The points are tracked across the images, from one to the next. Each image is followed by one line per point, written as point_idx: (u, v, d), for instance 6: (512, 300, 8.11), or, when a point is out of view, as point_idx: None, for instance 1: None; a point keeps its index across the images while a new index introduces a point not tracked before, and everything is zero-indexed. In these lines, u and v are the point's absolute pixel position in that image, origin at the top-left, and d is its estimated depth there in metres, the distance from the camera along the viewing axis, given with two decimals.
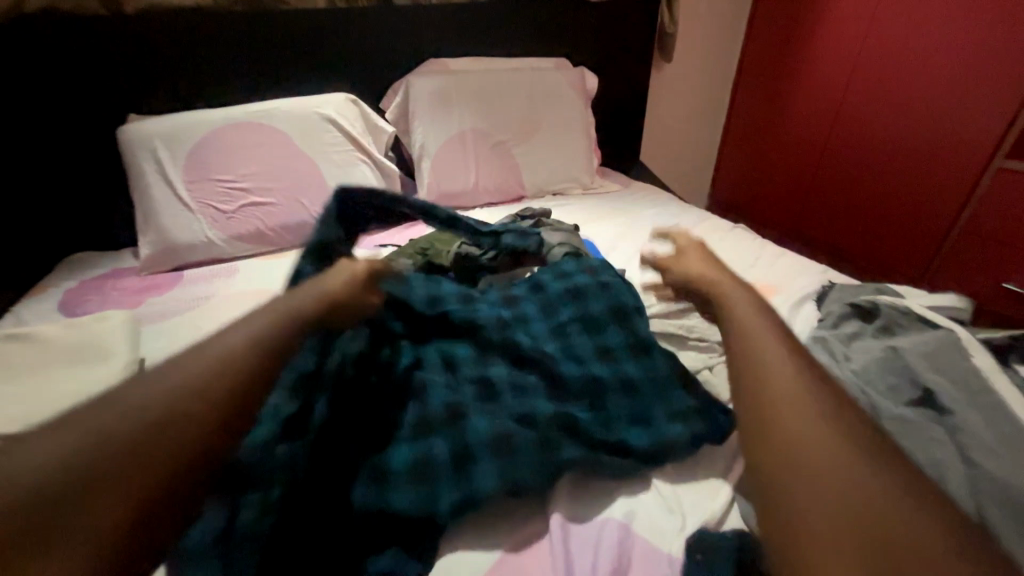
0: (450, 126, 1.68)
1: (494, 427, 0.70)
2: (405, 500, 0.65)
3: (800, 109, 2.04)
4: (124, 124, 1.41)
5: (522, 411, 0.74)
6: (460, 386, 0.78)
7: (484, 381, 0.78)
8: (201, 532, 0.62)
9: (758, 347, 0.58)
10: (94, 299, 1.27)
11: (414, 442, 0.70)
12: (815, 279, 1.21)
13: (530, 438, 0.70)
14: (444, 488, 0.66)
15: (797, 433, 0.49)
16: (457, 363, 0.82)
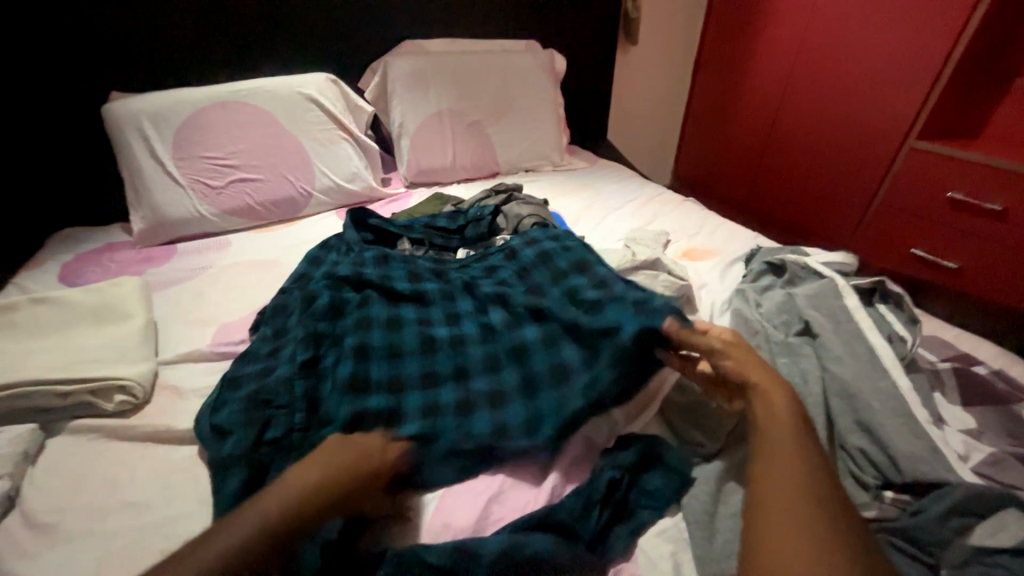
0: (428, 106, 1.78)
1: (491, 383, 0.86)
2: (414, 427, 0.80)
3: (748, 96, 2.24)
4: (110, 101, 1.46)
5: (516, 366, 0.88)
6: (462, 344, 0.93)
7: (482, 330, 0.95)
8: (233, 445, 0.77)
9: (770, 406, 0.70)
10: (93, 271, 1.34)
11: (424, 392, 0.85)
12: (746, 244, 1.42)
13: (517, 385, 0.85)
14: (446, 422, 0.81)
15: (787, 467, 0.62)
16: (457, 325, 0.98)
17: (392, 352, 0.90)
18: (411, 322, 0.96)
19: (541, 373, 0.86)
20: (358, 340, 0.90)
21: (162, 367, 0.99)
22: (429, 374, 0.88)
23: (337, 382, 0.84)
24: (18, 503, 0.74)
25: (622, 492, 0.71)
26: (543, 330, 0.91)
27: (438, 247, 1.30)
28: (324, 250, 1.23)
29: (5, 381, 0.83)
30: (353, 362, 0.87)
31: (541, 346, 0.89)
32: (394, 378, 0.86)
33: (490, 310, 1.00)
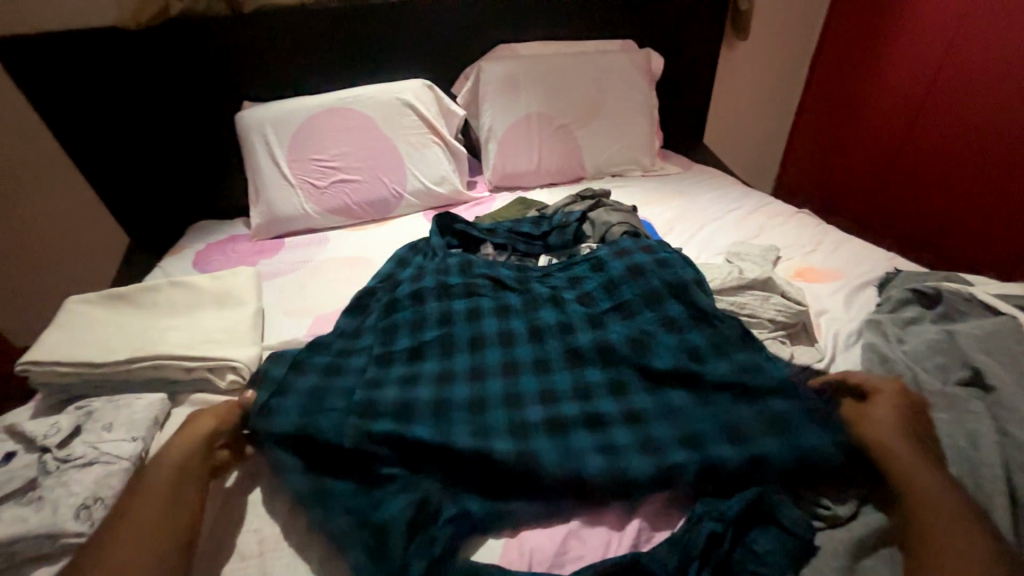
0: (517, 109, 1.77)
1: (585, 408, 0.81)
2: (466, 444, 0.74)
3: (877, 97, 1.93)
4: (242, 110, 1.65)
5: (609, 399, 0.82)
6: (547, 369, 0.90)
7: (571, 352, 0.91)
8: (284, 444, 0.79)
9: (918, 471, 0.63)
10: (218, 259, 1.52)
11: (509, 413, 0.82)
12: (878, 266, 1.20)
13: (618, 416, 0.79)
14: (500, 441, 0.76)
15: (957, 547, 0.56)
16: (540, 344, 0.95)
17: (474, 375, 0.90)
18: (494, 343, 0.96)
19: (645, 411, 0.79)
20: (440, 366, 0.92)
21: (266, 352, 1.08)
22: (506, 390, 0.86)
23: (421, 408, 0.83)
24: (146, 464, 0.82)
25: (726, 550, 0.61)
26: (641, 366, 0.86)
27: (521, 253, 1.28)
28: (412, 251, 1.26)
29: (144, 353, 0.94)
30: (435, 386, 0.88)
31: (641, 387, 0.84)
32: (478, 399, 0.85)
33: (577, 328, 0.95)
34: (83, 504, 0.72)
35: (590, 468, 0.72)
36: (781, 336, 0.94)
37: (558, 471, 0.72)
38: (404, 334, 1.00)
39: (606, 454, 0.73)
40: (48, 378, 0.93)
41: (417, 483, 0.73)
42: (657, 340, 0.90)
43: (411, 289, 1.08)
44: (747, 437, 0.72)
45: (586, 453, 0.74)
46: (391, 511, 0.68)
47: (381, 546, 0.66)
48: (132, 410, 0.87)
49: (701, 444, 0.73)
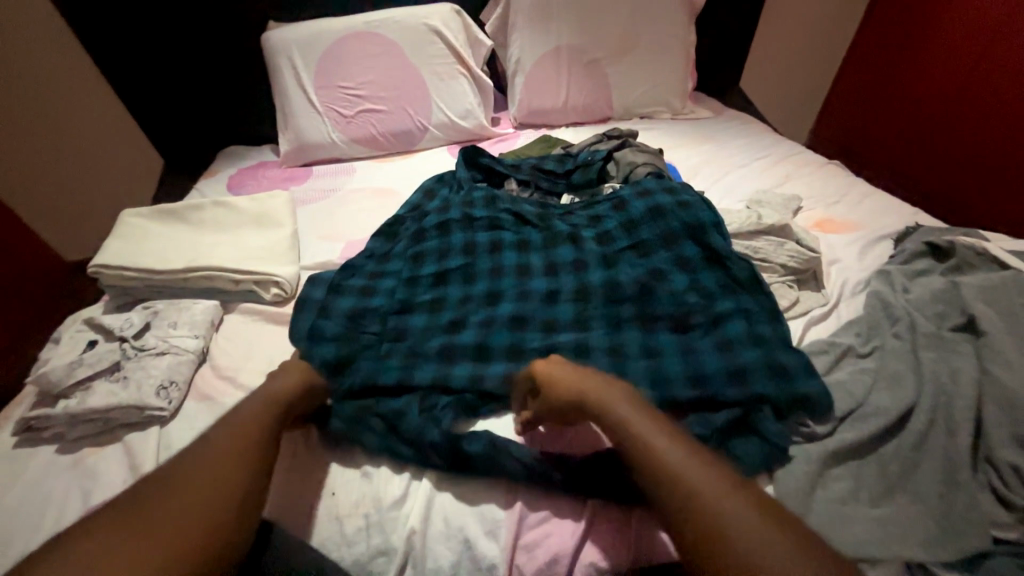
0: (547, 41, 1.70)
1: (578, 337, 0.88)
2: (469, 367, 0.84)
3: (935, 46, 1.77)
4: (268, 31, 1.62)
5: (605, 332, 0.88)
6: (555, 301, 0.96)
7: (581, 287, 0.96)
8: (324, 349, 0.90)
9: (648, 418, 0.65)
10: (251, 183, 1.58)
11: (511, 334, 0.90)
12: (900, 221, 1.21)
13: (606, 347, 0.85)
14: (499, 365, 0.85)
15: (703, 476, 0.58)
16: (554, 278, 1.00)
17: (491, 299, 0.97)
18: (510, 273, 1.02)
19: (633, 346, 0.85)
20: (460, 291, 1.00)
21: (303, 271, 1.16)
22: (515, 313, 0.93)
23: (441, 327, 0.93)
24: (208, 358, 0.94)
25: (708, 451, 0.70)
26: (642, 307, 0.91)
27: (544, 191, 1.30)
28: (438, 183, 1.31)
29: (198, 264, 1.04)
30: (456, 311, 0.96)
31: (639, 323, 0.89)
32: (489, 320, 0.92)
33: (590, 266, 1.00)
34: (161, 384, 0.84)
35: None
36: (790, 280, 0.99)
37: None
38: (429, 261, 1.07)
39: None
40: (115, 281, 1.04)
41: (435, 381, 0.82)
42: (669, 279, 0.96)
43: (438, 218, 1.14)
44: (738, 373, 0.78)
45: None
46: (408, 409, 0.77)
47: (396, 424, 0.77)
48: (191, 312, 0.98)
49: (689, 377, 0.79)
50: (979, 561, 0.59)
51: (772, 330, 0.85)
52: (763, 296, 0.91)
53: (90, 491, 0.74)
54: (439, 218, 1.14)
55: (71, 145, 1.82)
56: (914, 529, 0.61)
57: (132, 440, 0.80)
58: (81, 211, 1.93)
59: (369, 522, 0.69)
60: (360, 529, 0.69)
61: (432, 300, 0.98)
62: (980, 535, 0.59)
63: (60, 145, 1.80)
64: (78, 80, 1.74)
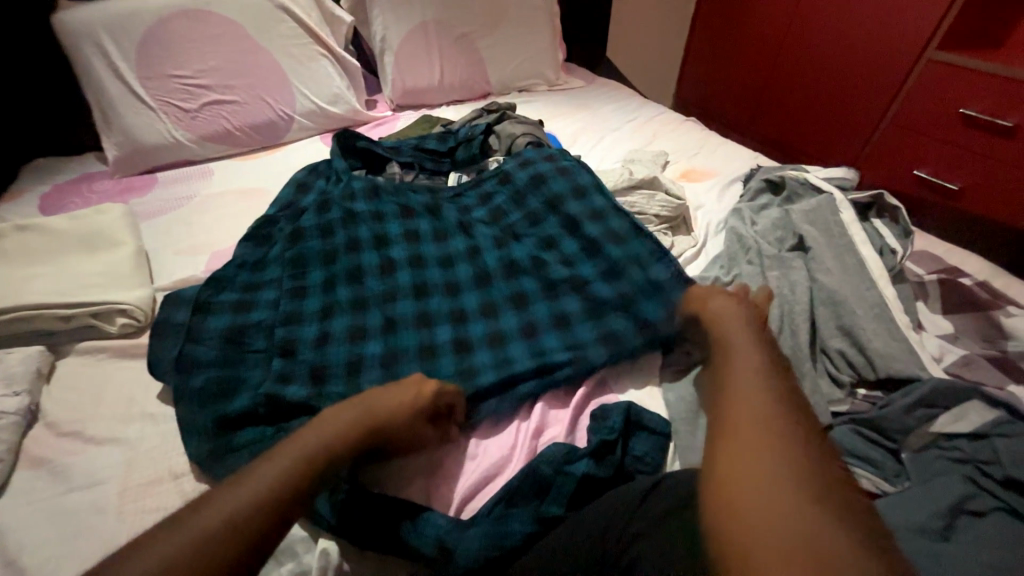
0: (411, 16, 1.62)
1: (487, 324, 0.87)
2: (373, 374, 0.79)
3: (757, 14, 2.02)
4: (61, 12, 1.33)
5: (511, 311, 0.89)
6: (456, 290, 0.93)
7: (480, 271, 0.95)
8: (197, 382, 0.78)
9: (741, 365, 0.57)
10: (74, 201, 1.30)
11: (418, 331, 0.86)
12: (746, 165, 1.38)
13: (512, 325, 0.86)
14: (407, 367, 0.81)
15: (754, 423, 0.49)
16: (450, 267, 0.97)
17: (386, 297, 0.91)
18: (404, 266, 0.97)
19: (535, 315, 0.87)
20: (352, 292, 0.92)
21: (159, 293, 0.99)
22: (417, 310, 0.89)
23: (337, 333, 0.85)
24: (40, 416, 0.77)
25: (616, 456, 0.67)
26: (541, 278, 0.93)
27: (429, 172, 1.26)
28: (312, 175, 1.19)
29: (4, 305, 0.83)
30: (349, 315, 0.88)
31: (540, 295, 0.91)
32: (389, 320, 0.87)
33: (485, 250, 0.99)
34: None
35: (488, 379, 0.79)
36: (665, 228, 1.08)
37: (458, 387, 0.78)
38: (313, 266, 0.97)
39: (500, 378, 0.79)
40: None
41: (332, 395, 0.76)
42: (561, 244, 0.98)
43: (316, 224, 1.03)
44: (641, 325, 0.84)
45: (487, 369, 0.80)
46: None
47: None
48: (5, 365, 0.79)
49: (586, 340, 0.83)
50: None
51: (666, 272, 0.91)
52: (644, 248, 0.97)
53: None
54: (317, 222, 1.04)
55: None
56: None
57: None
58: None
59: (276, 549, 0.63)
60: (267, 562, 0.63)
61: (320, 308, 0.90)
62: (822, 414, 0.71)
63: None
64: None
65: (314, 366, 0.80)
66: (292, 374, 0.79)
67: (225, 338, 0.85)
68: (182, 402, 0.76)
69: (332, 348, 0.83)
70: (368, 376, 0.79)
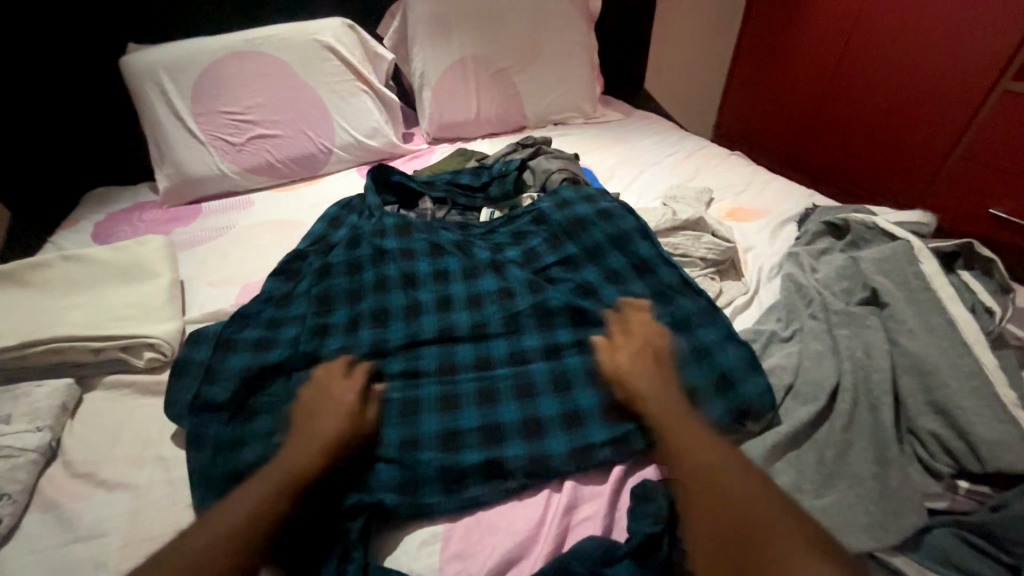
0: (450, 52, 1.65)
1: (517, 376, 0.81)
2: (391, 429, 0.74)
3: (807, 45, 1.94)
4: (127, 54, 1.42)
5: (543, 363, 0.82)
6: (486, 336, 0.88)
7: (510, 317, 0.89)
8: (213, 429, 0.75)
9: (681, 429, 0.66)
10: (124, 229, 1.35)
11: (441, 381, 0.81)
12: (801, 203, 1.28)
13: (544, 382, 0.79)
14: (428, 420, 0.75)
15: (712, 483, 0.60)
16: (479, 310, 0.92)
17: (411, 343, 0.86)
18: (431, 309, 0.92)
19: (571, 373, 0.80)
20: (374, 335, 0.88)
21: (189, 327, 0.99)
22: (442, 358, 0.84)
23: (357, 379, 0.81)
24: (59, 454, 0.76)
25: (665, 554, 0.59)
26: (576, 329, 0.86)
27: (462, 208, 1.24)
28: (345, 210, 1.18)
29: (41, 336, 0.84)
30: (371, 360, 0.84)
31: (575, 347, 0.84)
32: (411, 367, 0.82)
33: (516, 294, 0.93)
34: None
35: (514, 444, 0.72)
36: (711, 273, 0.99)
37: (481, 452, 0.71)
38: (338, 307, 0.94)
39: (528, 438, 0.73)
40: None
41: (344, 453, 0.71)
42: (600, 292, 0.92)
43: (344, 261, 1.01)
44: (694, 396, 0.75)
45: (513, 430, 0.73)
46: None
47: None
48: (33, 399, 0.79)
49: (622, 409, 0.74)
50: (919, 538, 0.59)
51: (713, 333, 0.83)
52: (690, 302, 0.89)
53: None
54: (346, 260, 1.01)
55: None
56: (857, 514, 0.60)
57: None
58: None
59: None
60: None
61: (340, 350, 0.85)
62: (915, 511, 0.60)
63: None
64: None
65: None
66: None
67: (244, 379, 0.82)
68: (195, 449, 0.73)
69: None
70: (386, 428, 0.74)
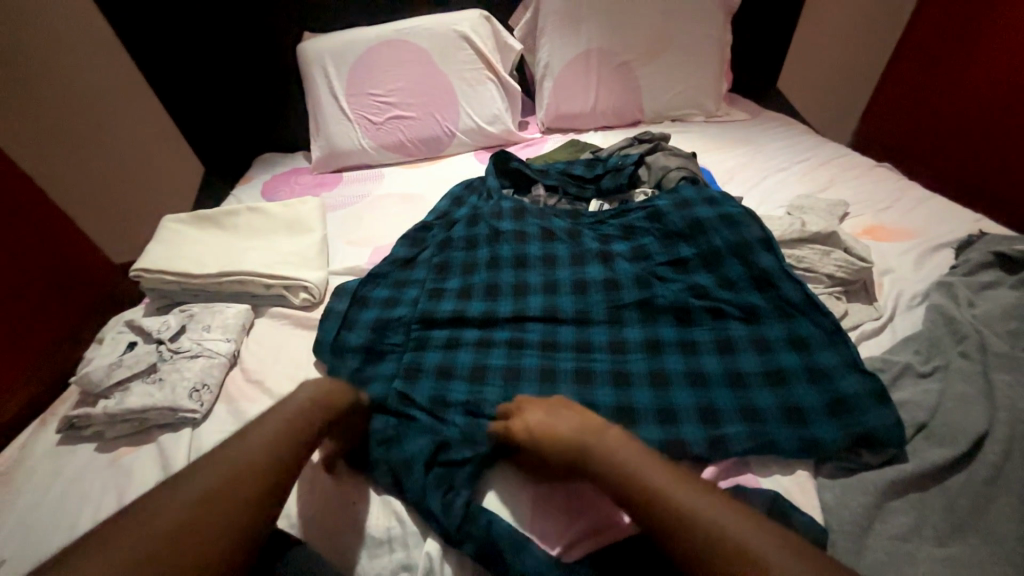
0: (576, 44, 1.68)
1: (615, 363, 0.84)
2: (496, 391, 0.82)
3: (990, 42, 1.62)
4: (303, 41, 1.67)
5: (643, 356, 0.85)
6: (587, 322, 0.92)
7: (614, 307, 0.92)
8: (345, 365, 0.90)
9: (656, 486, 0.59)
10: (284, 190, 1.61)
11: (542, 356, 0.87)
12: (962, 228, 1.11)
13: (644, 375, 0.81)
14: (528, 388, 0.82)
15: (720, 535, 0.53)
16: (583, 296, 0.96)
17: (517, 317, 0.93)
18: (537, 290, 0.99)
19: (673, 371, 0.81)
20: (484, 306, 0.96)
21: (332, 277, 1.17)
22: (545, 336, 0.90)
23: (467, 340, 0.91)
24: (238, 362, 0.96)
25: None
26: (680, 331, 0.87)
27: (572, 197, 1.28)
28: (467, 191, 1.29)
29: (232, 268, 1.06)
30: (480, 328, 0.93)
31: (677, 348, 0.85)
32: (516, 339, 0.90)
33: (622, 287, 0.95)
34: (194, 387, 0.86)
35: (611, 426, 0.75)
36: (838, 292, 0.92)
37: None
38: (456, 276, 1.04)
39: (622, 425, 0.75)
40: (155, 284, 1.08)
41: (451, 399, 0.81)
42: (713, 297, 0.90)
43: (463, 237, 1.12)
44: (806, 417, 0.72)
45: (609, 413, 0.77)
46: (411, 448, 0.74)
47: (399, 442, 0.75)
48: (225, 316, 1.00)
49: (719, 415, 0.74)
50: None
51: (836, 359, 0.78)
52: (813, 322, 0.84)
53: (126, 485, 0.77)
54: (465, 236, 1.12)
55: (109, 152, 1.87)
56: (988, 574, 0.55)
57: (165, 442, 0.82)
58: (80, 204, 1.92)
59: (392, 536, 0.68)
60: (381, 542, 0.68)
61: (453, 314, 0.95)
62: None
63: (70, 133, 1.79)
64: (111, 73, 1.75)
65: (442, 369, 0.86)
66: (421, 375, 0.86)
67: (374, 327, 0.96)
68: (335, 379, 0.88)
69: (462, 355, 0.88)
70: (490, 388, 0.83)
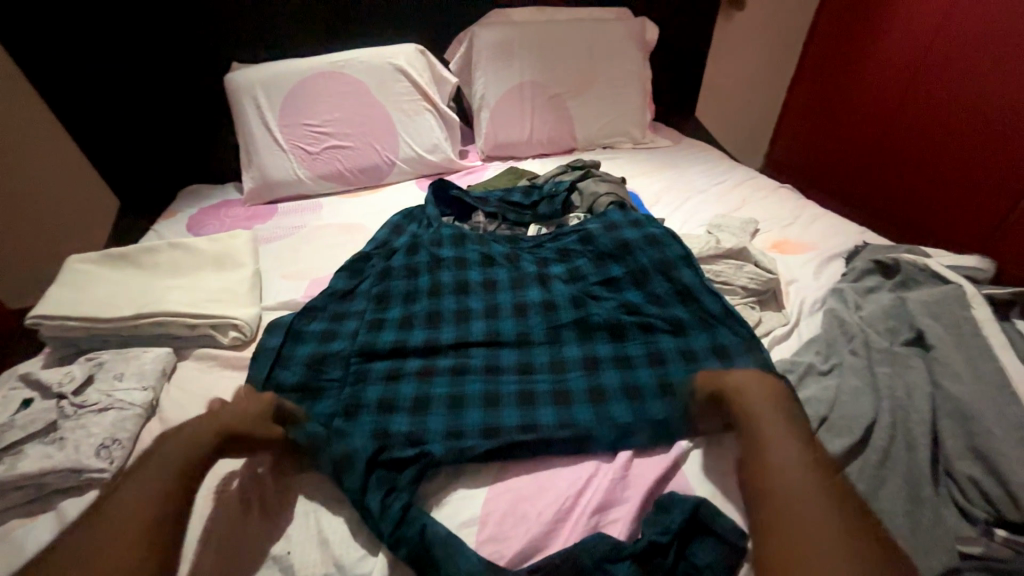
0: (510, 78, 1.76)
1: (556, 382, 0.87)
2: (440, 420, 0.81)
3: (867, 83, 1.93)
4: (231, 72, 1.62)
5: (581, 374, 0.88)
6: (528, 343, 0.94)
7: (554, 327, 0.96)
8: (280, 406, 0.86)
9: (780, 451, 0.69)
10: (212, 223, 1.53)
11: (485, 381, 0.88)
12: (850, 239, 1.27)
13: (584, 392, 0.84)
14: (473, 414, 0.82)
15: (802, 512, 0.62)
16: (524, 319, 0.99)
17: (460, 343, 0.94)
18: (479, 315, 1.00)
19: (609, 386, 0.85)
20: (426, 335, 0.96)
21: (265, 313, 1.12)
22: (488, 359, 0.91)
23: (409, 369, 0.90)
24: (156, 411, 0.88)
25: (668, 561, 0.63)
26: (616, 347, 0.92)
27: (511, 223, 1.32)
28: (406, 219, 1.29)
29: (149, 310, 0.98)
30: (423, 356, 0.92)
31: (613, 364, 0.89)
32: (459, 366, 0.90)
33: (560, 307, 0.99)
34: (102, 443, 0.78)
35: (554, 445, 0.77)
36: (752, 302, 1.02)
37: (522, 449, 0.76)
38: (396, 306, 1.04)
39: (567, 443, 0.77)
40: (56, 332, 0.98)
41: (393, 431, 0.80)
42: (643, 312, 0.96)
43: (403, 265, 1.11)
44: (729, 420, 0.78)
45: (552, 431, 0.79)
46: (352, 483, 0.71)
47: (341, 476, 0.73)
48: (141, 361, 0.93)
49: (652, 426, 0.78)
50: None
51: (752, 364, 0.86)
52: (730, 330, 0.92)
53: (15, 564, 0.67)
54: (404, 264, 1.12)
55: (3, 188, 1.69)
56: None
57: (67, 509, 0.73)
58: None
59: None
60: None
61: (393, 345, 0.94)
62: (946, 550, 0.61)
63: None
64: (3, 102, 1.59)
65: (384, 402, 0.84)
66: (362, 410, 0.83)
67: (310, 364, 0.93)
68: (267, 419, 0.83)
69: (405, 386, 0.87)
70: (434, 417, 0.82)
